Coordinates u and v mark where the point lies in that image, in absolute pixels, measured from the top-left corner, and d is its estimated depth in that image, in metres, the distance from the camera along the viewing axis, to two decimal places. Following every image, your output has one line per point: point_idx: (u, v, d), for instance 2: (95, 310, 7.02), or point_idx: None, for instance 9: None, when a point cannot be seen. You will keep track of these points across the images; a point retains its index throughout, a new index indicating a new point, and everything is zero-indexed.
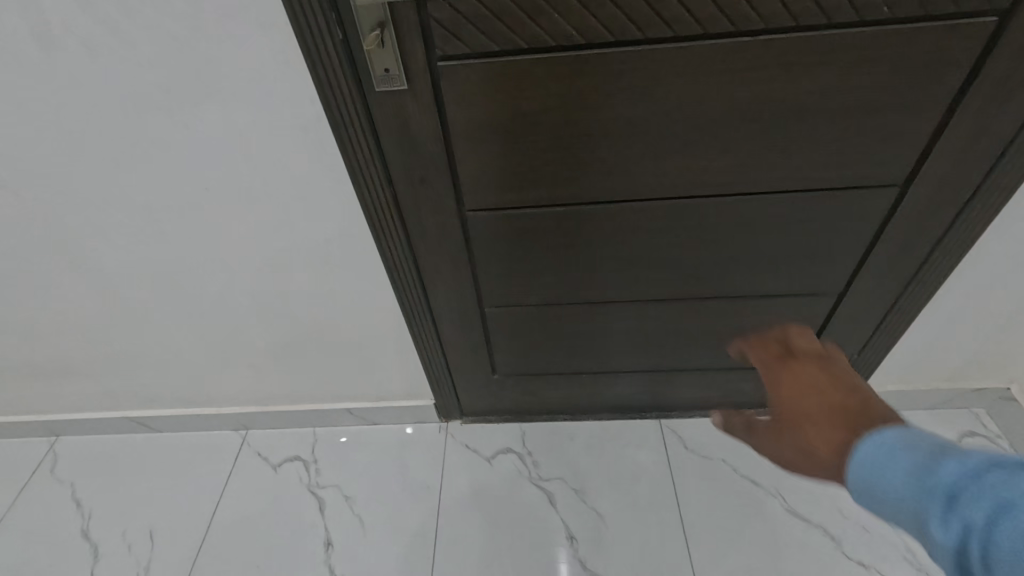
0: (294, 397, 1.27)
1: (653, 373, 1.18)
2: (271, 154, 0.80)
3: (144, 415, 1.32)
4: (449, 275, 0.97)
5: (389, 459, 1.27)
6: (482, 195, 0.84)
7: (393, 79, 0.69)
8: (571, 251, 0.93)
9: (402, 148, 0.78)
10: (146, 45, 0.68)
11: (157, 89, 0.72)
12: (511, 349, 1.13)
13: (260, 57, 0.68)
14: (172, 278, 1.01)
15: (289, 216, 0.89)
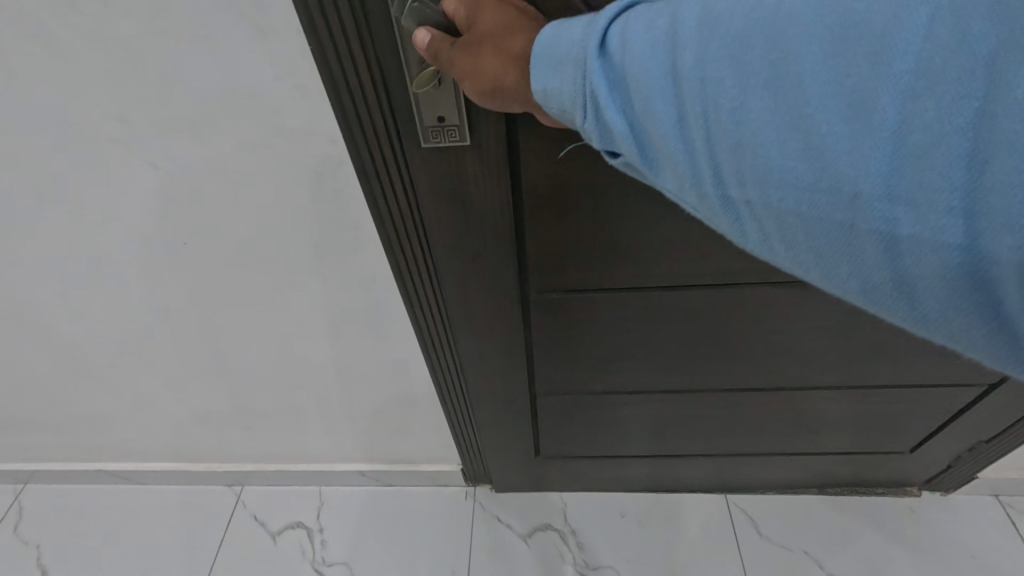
0: (297, 458, 1.08)
1: (724, 458, 1.00)
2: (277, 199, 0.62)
3: (123, 469, 1.13)
4: (494, 360, 0.78)
5: (406, 530, 1.09)
6: (551, 271, 0.66)
7: (449, 129, 0.50)
8: (659, 329, 0.73)
9: (452, 218, 0.58)
10: (114, 59, 0.49)
11: (129, 114, 0.54)
12: (560, 432, 0.94)
13: (269, 78, 0.50)
14: (153, 332, 0.82)
15: (298, 268, 0.71)
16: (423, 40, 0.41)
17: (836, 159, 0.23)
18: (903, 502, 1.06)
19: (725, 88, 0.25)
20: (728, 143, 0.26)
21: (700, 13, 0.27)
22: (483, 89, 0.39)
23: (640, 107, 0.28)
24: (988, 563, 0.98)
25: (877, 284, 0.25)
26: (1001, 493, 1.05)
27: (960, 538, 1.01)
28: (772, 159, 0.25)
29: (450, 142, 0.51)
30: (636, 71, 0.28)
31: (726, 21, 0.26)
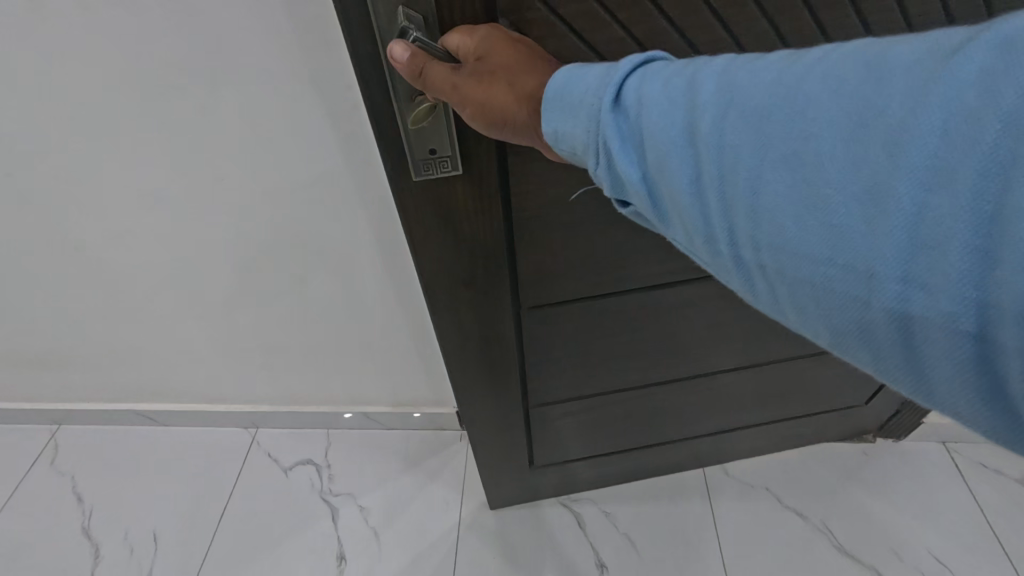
0: (308, 399, 1.19)
1: (700, 440, 1.07)
2: (296, 144, 0.72)
3: (150, 409, 1.25)
4: (489, 377, 0.82)
5: (405, 468, 1.19)
6: (543, 286, 0.73)
7: (438, 161, 0.54)
8: (639, 325, 0.81)
9: (451, 243, 0.63)
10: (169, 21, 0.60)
11: (178, 69, 0.64)
12: (550, 440, 0.99)
13: (295, 36, 0.61)
14: (183, 273, 0.93)
15: (313, 211, 0.81)
16: (400, 56, 0.43)
17: (849, 238, 0.23)
18: (859, 448, 1.16)
19: (741, 157, 0.26)
20: (744, 210, 0.27)
21: (721, 83, 0.28)
22: (494, 119, 0.43)
23: (654, 166, 0.30)
24: (931, 499, 1.09)
25: (898, 366, 0.25)
26: (948, 440, 1.15)
27: (907, 478, 1.12)
28: (789, 232, 0.25)
29: (442, 172, 0.55)
30: (651, 133, 0.29)
31: (748, 94, 0.26)
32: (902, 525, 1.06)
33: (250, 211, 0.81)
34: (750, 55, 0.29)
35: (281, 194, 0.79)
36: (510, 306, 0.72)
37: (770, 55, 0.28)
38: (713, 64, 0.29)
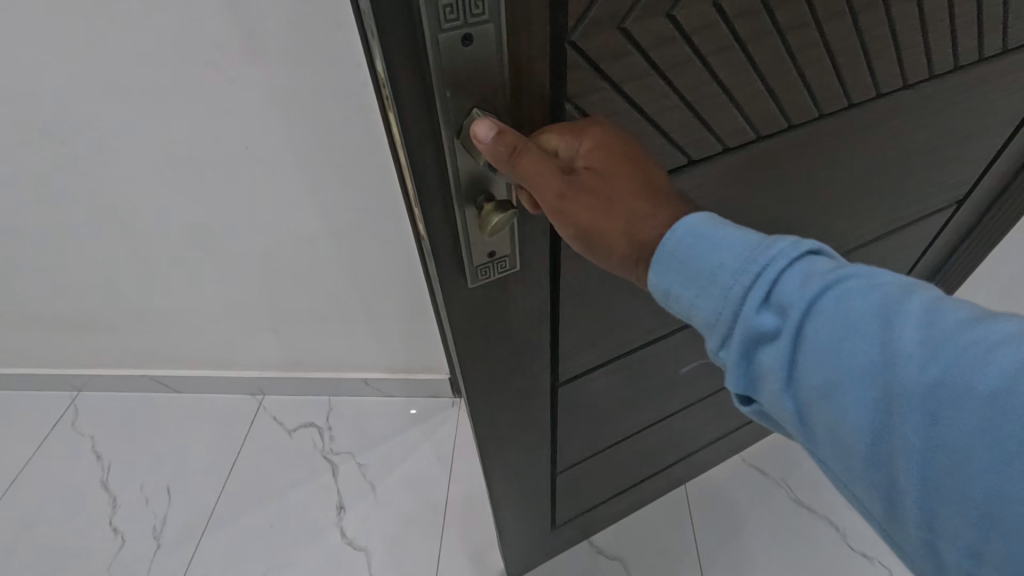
0: (312, 364, 1.30)
1: (698, 452, 1.11)
2: (307, 113, 0.82)
3: (165, 374, 1.35)
4: (531, 449, 0.77)
5: (401, 430, 1.29)
6: (589, 352, 0.69)
7: (498, 261, 0.50)
8: (663, 366, 0.81)
9: (504, 331, 0.58)
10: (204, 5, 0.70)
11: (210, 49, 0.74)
12: (579, 493, 0.96)
13: (312, 14, 0.71)
14: (203, 241, 1.03)
15: (320, 180, 0.91)
16: (488, 141, 0.38)
17: (1005, 539, 0.27)
18: None
19: (952, 441, 0.28)
20: (942, 489, 0.28)
21: (923, 333, 0.29)
22: (607, 248, 0.42)
23: (836, 405, 0.32)
24: None
25: None
26: None
27: None
28: (990, 517, 0.27)
29: (499, 273, 0.51)
30: (844, 377, 0.31)
31: (962, 370, 0.28)
32: None
33: (265, 181, 0.91)
34: (962, 308, 0.30)
35: (296, 165, 0.89)
36: (554, 375, 0.68)
37: (987, 316, 0.29)
38: (904, 300, 0.31)
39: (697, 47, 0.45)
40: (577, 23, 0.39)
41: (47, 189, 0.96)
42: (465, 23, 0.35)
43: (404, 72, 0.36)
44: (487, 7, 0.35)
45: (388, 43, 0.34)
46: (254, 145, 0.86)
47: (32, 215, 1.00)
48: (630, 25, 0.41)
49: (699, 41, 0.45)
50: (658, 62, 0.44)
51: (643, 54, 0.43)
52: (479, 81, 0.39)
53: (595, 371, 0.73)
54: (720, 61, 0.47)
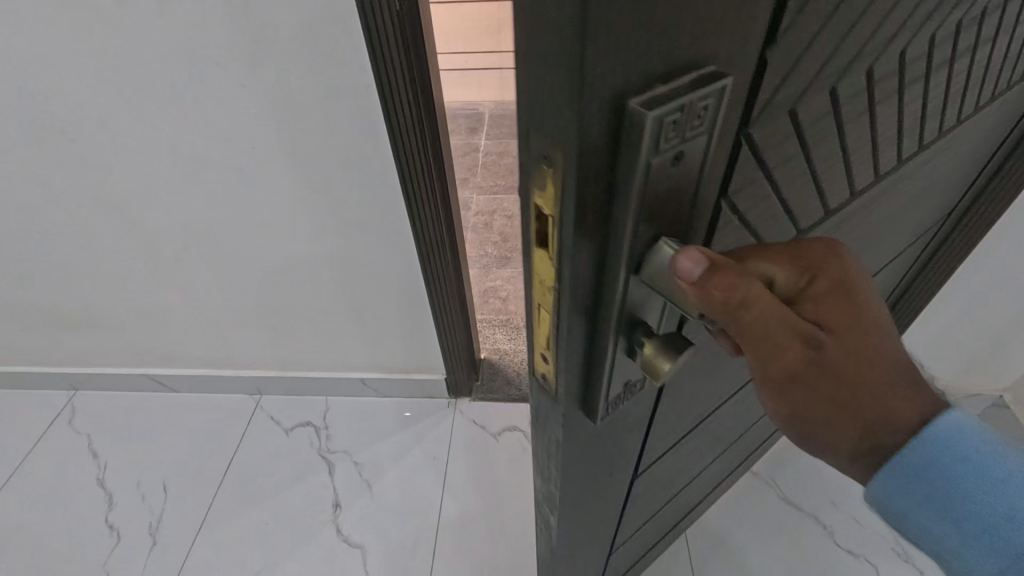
0: (310, 363, 1.31)
1: (720, 483, 1.09)
2: (310, 114, 0.83)
3: (163, 373, 1.36)
4: (598, 537, 0.69)
5: (396, 431, 1.31)
6: (666, 429, 0.63)
7: (632, 384, 0.42)
8: (714, 419, 0.77)
9: (610, 440, 0.50)
10: (215, 9, 0.72)
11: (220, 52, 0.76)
12: (623, 556, 0.90)
13: (319, 21, 0.73)
14: (207, 240, 1.05)
15: (321, 179, 0.92)
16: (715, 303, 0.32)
17: None
18: None
19: None
20: None
21: None
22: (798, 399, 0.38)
23: None
24: None
25: None
26: None
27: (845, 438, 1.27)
28: None
29: (626, 395, 0.43)
30: None
31: None
32: (836, 480, 1.22)
33: (269, 179, 0.93)
34: None
35: (303, 166, 0.90)
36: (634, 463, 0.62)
37: None
38: None
39: (838, 118, 0.40)
40: (761, 112, 0.33)
41: (55, 186, 0.98)
42: (682, 140, 0.27)
43: (592, 209, 0.28)
44: (708, 116, 0.28)
45: (584, 174, 0.26)
46: (259, 144, 0.88)
47: (38, 212, 1.02)
48: (799, 105, 0.36)
49: (841, 113, 0.40)
50: (805, 137, 0.39)
51: (797, 135, 0.38)
52: (671, 204, 0.31)
53: (662, 450, 0.68)
54: (849, 128, 0.42)
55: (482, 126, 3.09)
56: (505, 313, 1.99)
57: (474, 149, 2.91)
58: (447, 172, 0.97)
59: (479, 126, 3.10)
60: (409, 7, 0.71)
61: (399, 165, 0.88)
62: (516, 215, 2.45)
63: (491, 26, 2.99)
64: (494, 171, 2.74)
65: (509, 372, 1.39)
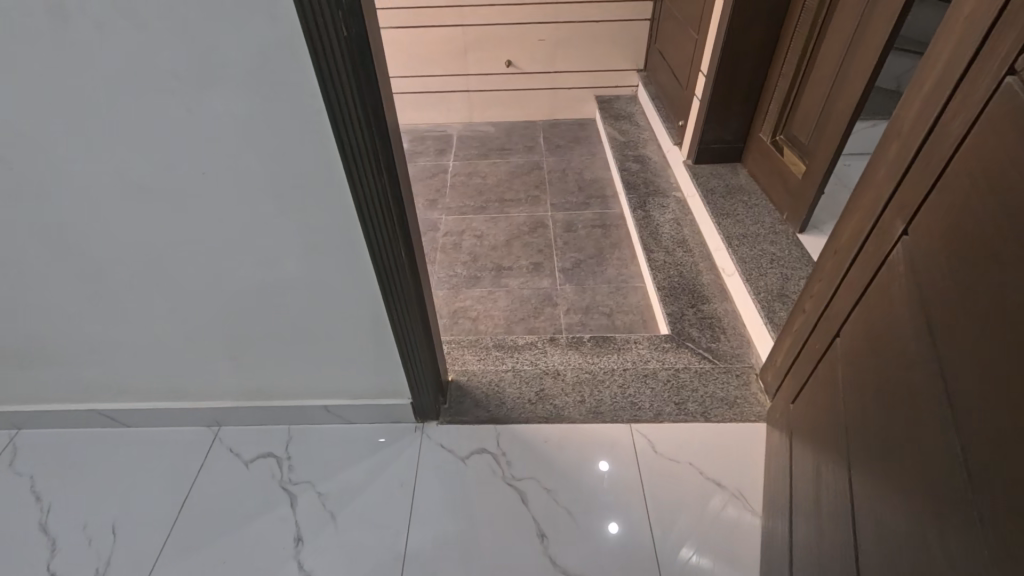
0: (271, 393, 1.28)
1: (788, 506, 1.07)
2: (263, 139, 0.82)
3: (115, 409, 1.30)
4: None
5: (362, 458, 1.28)
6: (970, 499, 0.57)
7: None
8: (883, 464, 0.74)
9: None
10: (155, 32, 0.71)
11: (160, 77, 0.75)
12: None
13: (259, 42, 0.71)
14: (155, 268, 1.02)
15: (273, 202, 0.90)
16: None
17: None
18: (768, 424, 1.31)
19: None
20: None
21: None
22: None
23: None
24: None
25: None
26: None
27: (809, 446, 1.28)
28: None
29: None
30: None
31: None
32: None
33: (217, 204, 0.91)
34: None
35: (260, 192, 0.89)
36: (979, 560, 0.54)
37: None
38: None
39: None
40: None
41: None
42: None
43: None
44: None
45: None
46: (207, 168, 0.86)
47: None
48: None
49: None
50: None
51: None
52: None
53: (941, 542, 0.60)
54: None
55: (450, 147, 3.12)
56: (475, 333, 1.98)
57: (442, 171, 2.93)
58: (404, 193, 0.97)
59: (448, 148, 3.12)
60: (357, 34, 0.71)
61: (357, 193, 0.88)
62: (485, 235, 2.46)
63: (456, 50, 3.03)
64: (463, 191, 2.76)
65: (478, 394, 1.39)
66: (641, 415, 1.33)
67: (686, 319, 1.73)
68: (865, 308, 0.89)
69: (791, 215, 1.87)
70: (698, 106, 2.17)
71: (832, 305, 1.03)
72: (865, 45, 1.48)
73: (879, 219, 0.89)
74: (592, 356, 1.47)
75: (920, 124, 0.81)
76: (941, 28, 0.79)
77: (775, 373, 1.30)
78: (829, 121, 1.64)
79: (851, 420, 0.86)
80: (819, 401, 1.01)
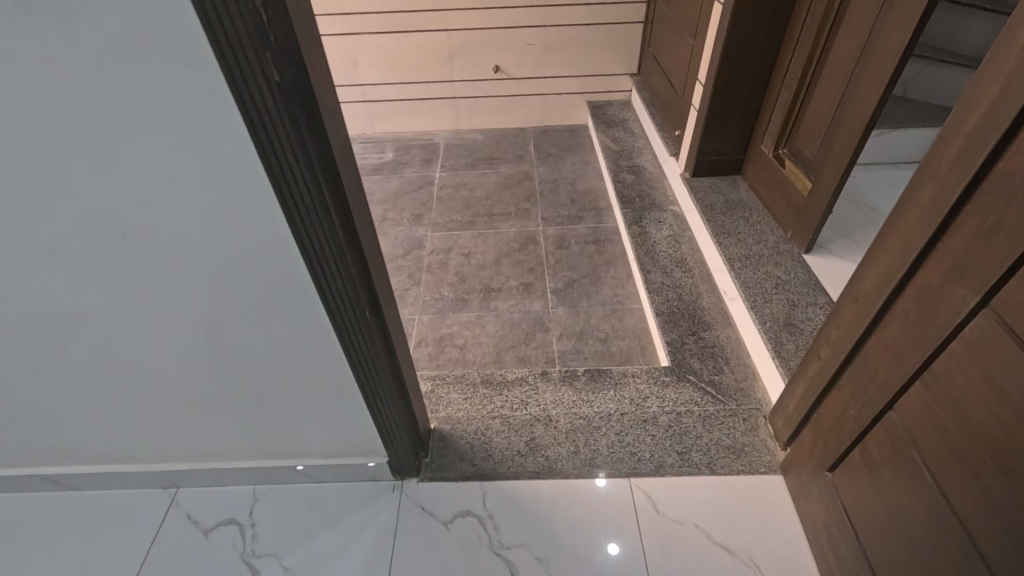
0: (232, 454, 1.15)
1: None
2: (187, 199, 0.68)
3: (58, 473, 1.17)
4: None
5: (334, 524, 1.16)
6: None
7: None
8: None
9: None
10: (37, 80, 0.57)
11: (53, 132, 0.61)
12: None
13: (169, 90, 0.57)
14: (81, 335, 0.88)
15: (209, 266, 0.77)
16: None
17: None
18: (778, 476, 1.20)
19: None
20: None
21: None
22: None
23: None
24: None
25: None
26: None
27: None
28: None
29: None
30: None
31: None
32: None
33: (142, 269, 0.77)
34: None
35: (193, 254, 0.75)
36: None
37: None
38: None
39: None
40: None
41: None
42: None
43: None
44: None
45: None
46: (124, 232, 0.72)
47: None
48: None
49: None
50: None
51: None
52: None
53: None
54: None
55: (436, 157, 2.98)
56: (463, 363, 1.86)
57: (428, 183, 2.80)
58: (369, 243, 0.85)
59: (434, 157, 2.99)
60: (292, 76, 0.59)
61: (309, 256, 0.75)
62: (473, 253, 2.34)
63: (441, 54, 2.89)
64: (450, 205, 2.63)
65: (463, 445, 1.27)
66: (641, 468, 1.22)
67: (687, 349, 1.62)
68: (935, 385, 0.76)
69: (796, 234, 1.76)
70: (695, 116, 2.05)
71: (862, 359, 0.91)
72: (878, 55, 1.36)
73: (921, 273, 0.78)
74: (587, 396, 1.36)
75: (966, 169, 0.69)
76: (988, 55, 0.67)
77: (787, 421, 1.18)
78: (837, 136, 1.52)
79: (981, 533, 0.70)
80: (893, 487, 0.86)
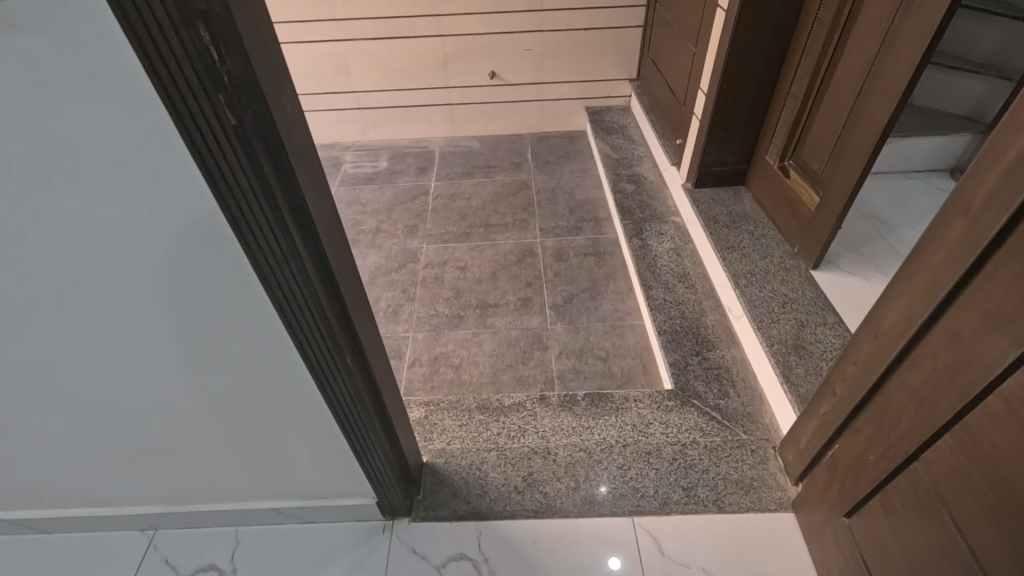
0: (210, 496, 1.09)
1: None
2: (143, 247, 0.62)
3: (28, 518, 1.11)
4: None
5: (320, 570, 1.09)
6: None
7: None
8: None
9: None
10: None
11: None
12: None
13: (114, 135, 0.51)
14: (40, 384, 0.82)
15: (173, 313, 0.71)
16: None
17: None
18: (789, 513, 1.14)
19: None
20: None
21: None
22: None
23: None
24: None
25: None
26: None
27: None
28: None
29: None
30: None
31: None
32: None
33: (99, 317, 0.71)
34: None
35: (154, 302, 0.69)
36: None
37: None
38: None
39: None
40: None
41: None
42: None
43: None
44: None
45: None
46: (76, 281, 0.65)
47: None
48: None
49: None
50: None
51: None
52: None
53: None
54: None
55: (432, 165, 2.92)
56: (459, 384, 1.80)
57: (423, 192, 2.73)
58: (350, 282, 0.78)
59: (429, 166, 2.92)
60: (254, 118, 0.53)
61: (282, 302, 0.68)
62: (469, 266, 2.27)
63: (436, 60, 2.82)
64: (446, 216, 2.56)
65: (457, 481, 1.20)
66: (644, 505, 1.16)
67: (691, 370, 1.55)
68: (966, 439, 0.69)
69: (804, 249, 1.70)
70: (697, 126, 1.99)
71: (883, 401, 0.85)
72: (890, 68, 1.30)
73: (950, 317, 0.71)
74: (587, 424, 1.29)
75: (1002, 209, 0.63)
76: None
77: (798, 456, 1.12)
78: (846, 150, 1.46)
79: None
80: (917, 544, 0.80)
